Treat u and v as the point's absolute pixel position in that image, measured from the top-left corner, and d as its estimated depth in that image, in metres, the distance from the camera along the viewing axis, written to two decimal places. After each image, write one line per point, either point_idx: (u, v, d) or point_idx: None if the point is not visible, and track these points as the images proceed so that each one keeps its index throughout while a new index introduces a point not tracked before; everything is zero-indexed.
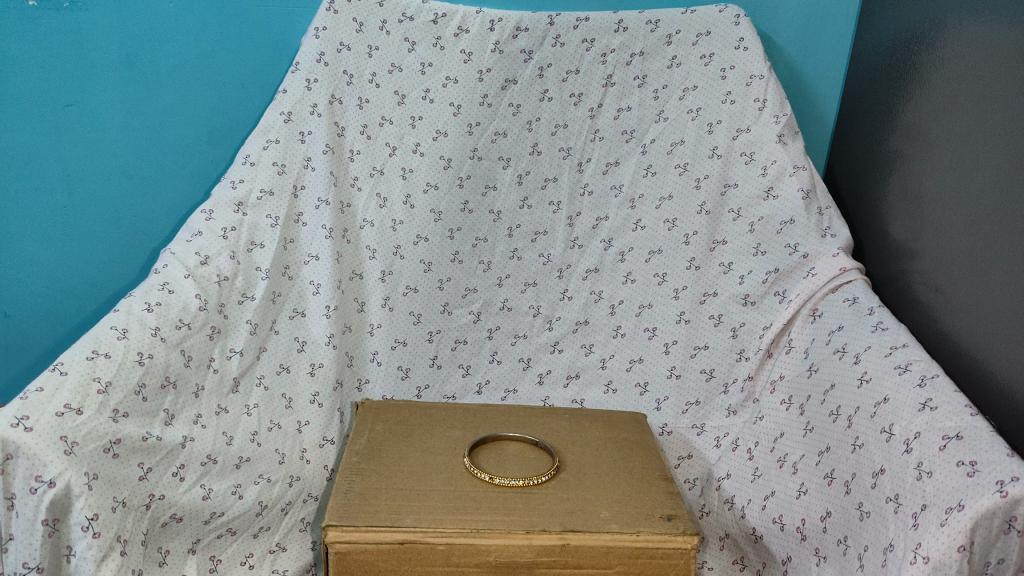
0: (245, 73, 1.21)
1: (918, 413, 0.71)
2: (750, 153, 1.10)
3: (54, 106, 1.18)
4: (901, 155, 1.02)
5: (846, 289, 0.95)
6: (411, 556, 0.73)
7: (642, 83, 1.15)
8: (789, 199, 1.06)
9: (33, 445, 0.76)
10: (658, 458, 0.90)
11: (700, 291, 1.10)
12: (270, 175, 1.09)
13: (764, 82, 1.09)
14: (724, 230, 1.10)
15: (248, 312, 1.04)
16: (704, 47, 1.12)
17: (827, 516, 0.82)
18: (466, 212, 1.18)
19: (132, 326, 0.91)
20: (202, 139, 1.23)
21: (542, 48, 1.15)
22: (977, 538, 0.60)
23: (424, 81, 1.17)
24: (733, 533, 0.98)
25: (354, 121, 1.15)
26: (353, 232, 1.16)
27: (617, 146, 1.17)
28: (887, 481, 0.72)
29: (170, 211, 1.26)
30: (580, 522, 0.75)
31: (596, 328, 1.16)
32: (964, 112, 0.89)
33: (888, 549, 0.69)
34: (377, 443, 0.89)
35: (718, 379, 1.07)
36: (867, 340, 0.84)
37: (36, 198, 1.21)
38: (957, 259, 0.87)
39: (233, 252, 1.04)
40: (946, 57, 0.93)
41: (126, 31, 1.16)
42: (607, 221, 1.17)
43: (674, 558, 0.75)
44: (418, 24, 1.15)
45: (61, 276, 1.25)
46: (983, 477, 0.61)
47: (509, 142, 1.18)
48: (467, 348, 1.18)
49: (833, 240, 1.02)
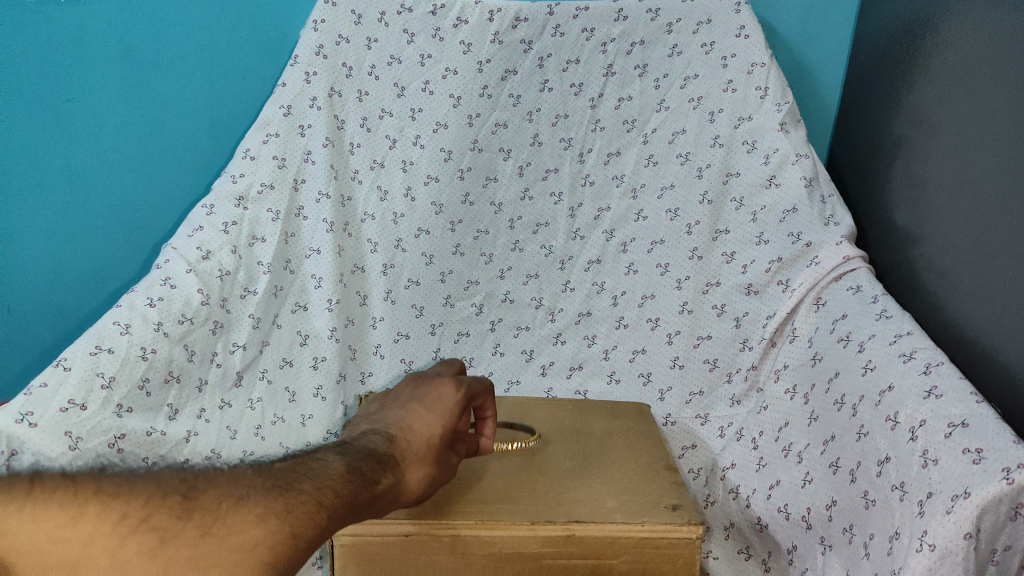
0: (244, 68, 1.21)
1: (923, 401, 0.71)
2: (752, 142, 1.09)
3: (53, 100, 1.17)
4: (904, 141, 1.02)
5: (850, 277, 0.94)
6: (416, 546, 0.74)
7: (642, 73, 1.15)
8: (792, 188, 1.04)
9: (36, 440, 0.83)
10: (662, 449, 0.89)
11: (703, 281, 1.10)
12: (271, 169, 1.09)
13: (766, 70, 1.08)
14: (726, 219, 1.10)
15: (250, 306, 1.05)
16: (704, 35, 1.11)
17: (833, 505, 0.81)
18: (467, 204, 1.18)
19: (134, 321, 0.94)
20: (202, 134, 1.23)
21: (541, 38, 1.15)
22: (984, 526, 0.60)
23: (423, 73, 1.16)
24: (739, 522, 0.97)
25: (354, 114, 1.14)
26: (354, 226, 1.15)
27: (618, 136, 1.16)
28: (892, 469, 0.71)
29: (171, 206, 1.26)
30: (585, 513, 0.75)
31: (598, 319, 1.15)
32: (970, 97, 0.88)
33: (895, 537, 0.68)
34: None
35: (721, 368, 1.06)
36: (871, 329, 0.83)
37: (35, 195, 1.20)
38: (961, 246, 0.86)
39: (235, 246, 1.04)
40: (950, 41, 0.92)
41: (124, 25, 1.15)
42: (609, 212, 1.16)
43: (679, 547, 0.75)
44: (417, 15, 1.14)
45: (62, 272, 1.25)
46: (989, 464, 0.61)
47: (509, 133, 1.18)
48: (469, 340, 1.18)
49: (836, 228, 1.00)
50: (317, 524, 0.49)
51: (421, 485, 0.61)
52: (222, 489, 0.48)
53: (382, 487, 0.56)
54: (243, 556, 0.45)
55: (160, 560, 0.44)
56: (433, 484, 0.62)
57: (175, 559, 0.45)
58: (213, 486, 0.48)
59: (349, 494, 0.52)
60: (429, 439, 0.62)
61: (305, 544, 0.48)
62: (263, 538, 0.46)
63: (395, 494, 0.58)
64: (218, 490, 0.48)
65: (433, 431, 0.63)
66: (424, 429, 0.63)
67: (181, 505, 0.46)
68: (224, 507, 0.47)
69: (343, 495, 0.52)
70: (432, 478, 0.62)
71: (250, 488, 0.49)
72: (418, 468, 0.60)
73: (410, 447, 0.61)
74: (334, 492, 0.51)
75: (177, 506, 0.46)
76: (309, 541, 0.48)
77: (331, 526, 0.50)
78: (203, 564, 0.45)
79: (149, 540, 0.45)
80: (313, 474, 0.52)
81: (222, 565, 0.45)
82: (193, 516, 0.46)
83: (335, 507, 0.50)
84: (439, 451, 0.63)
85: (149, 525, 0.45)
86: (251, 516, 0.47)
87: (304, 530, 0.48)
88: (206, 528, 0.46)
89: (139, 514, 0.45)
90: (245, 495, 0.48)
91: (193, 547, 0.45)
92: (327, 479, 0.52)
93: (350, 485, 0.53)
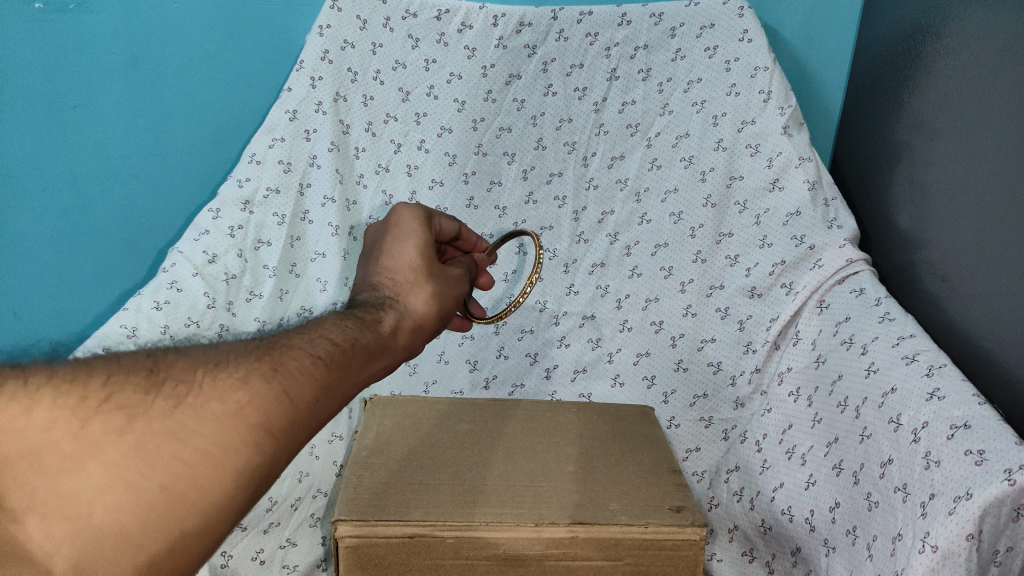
0: (249, 74, 1.22)
1: (925, 403, 0.71)
2: (755, 145, 1.08)
3: (59, 108, 1.18)
4: (907, 144, 1.02)
5: (852, 281, 0.94)
6: (421, 549, 0.74)
7: (646, 77, 1.15)
8: (795, 191, 1.04)
9: None
10: (666, 451, 0.90)
11: (707, 284, 1.09)
12: (276, 173, 1.10)
13: (769, 73, 1.08)
14: (730, 222, 1.09)
15: (255, 310, 1.06)
16: (707, 39, 1.12)
17: (836, 507, 0.81)
18: (472, 208, 1.19)
19: (141, 324, 0.95)
20: (207, 139, 1.25)
21: (545, 43, 1.16)
22: (985, 527, 0.60)
23: (428, 78, 1.17)
24: (743, 525, 0.96)
25: (359, 118, 1.16)
26: (359, 229, 1.16)
27: (622, 140, 1.17)
28: (895, 470, 0.71)
29: (177, 211, 1.28)
30: (588, 515, 0.76)
31: (603, 321, 1.16)
32: (971, 99, 0.88)
33: (898, 538, 0.68)
34: (386, 438, 0.89)
35: (726, 371, 1.05)
36: (874, 331, 0.83)
37: (43, 201, 1.22)
38: (963, 248, 0.87)
39: (241, 250, 1.06)
40: (952, 46, 0.92)
41: (129, 33, 1.17)
42: (613, 215, 1.17)
43: (683, 549, 0.75)
44: (422, 20, 1.16)
45: (70, 278, 1.27)
46: (991, 465, 0.61)
47: (513, 137, 1.19)
48: (474, 343, 1.19)
49: (839, 231, 1.00)
50: (306, 379, 0.51)
51: (430, 303, 0.65)
52: (192, 364, 0.48)
53: (384, 324, 0.60)
54: (227, 420, 0.46)
55: (131, 436, 0.43)
56: (443, 304, 0.67)
57: (148, 434, 0.44)
58: (180, 362, 0.48)
59: (350, 338, 0.56)
60: (411, 260, 0.67)
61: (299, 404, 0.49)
62: (249, 400, 0.47)
63: (410, 323, 0.63)
64: (187, 363, 0.48)
65: (412, 253, 0.67)
66: (402, 255, 0.67)
67: (149, 381, 0.46)
68: (198, 379, 0.47)
69: (343, 343, 0.55)
70: (439, 297, 0.66)
71: (224, 358, 0.49)
72: (418, 292, 0.65)
73: (403, 280, 0.65)
74: (337, 344, 0.55)
75: (144, 382, 0.46)
76: (304, 400, 0.50)
77: (329, 377, 0.52)
78: (183, 434, 0.44)
79: (117, 418, 0.43)
80: (311, 336, 0.55)
81: (203, 432, 0.45)
82: (164, 389, 0.46)
83: (328, 359, 0.53)
84: (430, 269, 0.67)
85: (115, 402, 0.44)
86: (229, 383, 0.47)
87: (297, 390, 0.49)
88: (180, 400, 0.45)
89: (103, 393, 0.44)
90: (220, 365, 0.49)
91: (167, 418, 0.44)
92: (325, 337, 0.55)
93: (350, 333, 0.57)
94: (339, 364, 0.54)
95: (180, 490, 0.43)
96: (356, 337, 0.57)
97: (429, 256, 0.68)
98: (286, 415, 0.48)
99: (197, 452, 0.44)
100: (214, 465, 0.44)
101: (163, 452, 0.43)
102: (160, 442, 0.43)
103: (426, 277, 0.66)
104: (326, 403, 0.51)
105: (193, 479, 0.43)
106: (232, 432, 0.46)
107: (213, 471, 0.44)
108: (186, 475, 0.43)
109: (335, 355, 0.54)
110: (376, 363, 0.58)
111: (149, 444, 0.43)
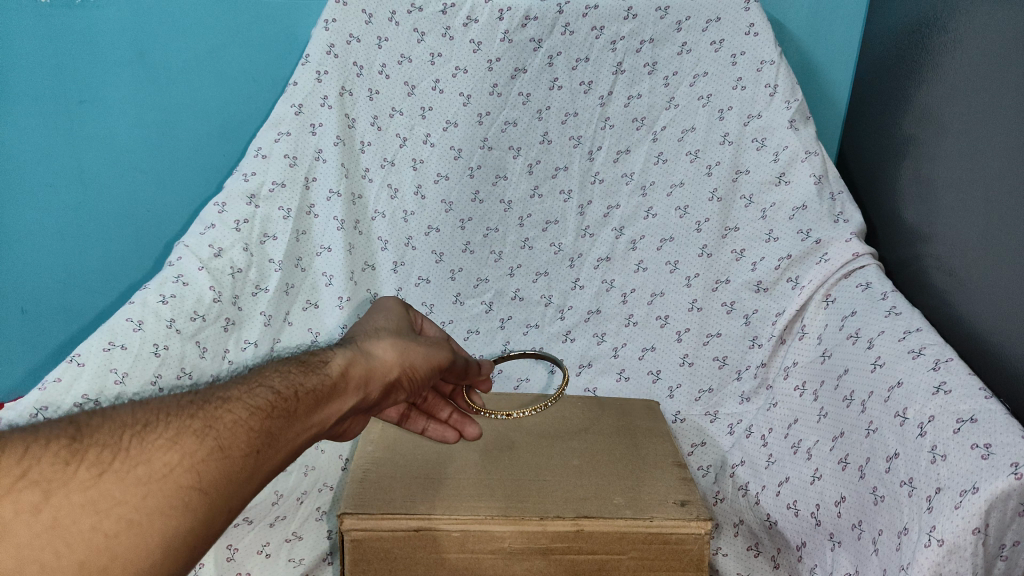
0: (257, 67, 1.22)
1: (932, 397, 0.71)
2: (762, 139, 1.08)
3: (67, 103, 1.18)
4: (914, 139, 1.01)
5: (859, 275, 0.94)
6: (424, 544, 0.74)
7: (651, 70, 1.15)
8: (802, 184, 1.04)
9: None
10: (670, 445, 0.90)
11: (712, 279, 1.09)
12: (282, 167, 1.10)
13: (775, 67, 1.07)
14: (736, 216, 1.09)
15: (261, 304, 1.07)
16: (714, 33, 1.11)
17: (841, 501, 0.81)
18: (477, 202, 1.19)
19: (147, 317, 0.95)
20: (215, 132, 1.25)
21: (551, 36, 1.16)
22: (991, 521, 0.60)
23: (433, 72, 1.17)
24: (748, 519, 0.95)
25: (364, 113, 1.16)
26: (365, 224, 1.17)
27: (628, 133, 1.17)
28: (901, 465, 0.71)
29: (184, 204, 1.29)
30: (594, 509, 0.76)
31: (608, 316, 1.15)
32: (978, 94, 0.87)
33: (903, 532, 0.68)
34: (391, 432, 0.90)
35: (731, 366, 1.06)
36: (880, 325, 0.83)
37: (50, 195, 1.22)
38: (971, 243, 0.86)
39: (246, 244, 1.06)
40: (959, 39, 0.91)
41: (137, 26, 1.17)
42: (618, 210, 1.17)
43: (688, 543, 0.75)
44: (427, 14, 1.16)
45: (77, 272, 1.28)
46: (998, 459, 0.61)
47: (519, 131, 1.19)
48: (479, 337, 1.18)
49: (846, 225, 1.00)
50: (244, 432, 0.50)
51: (392, 356, 0.65)
52: (119, 425, 0.48)
53: (336, 368, 0.60)
54: (153, 486, 0.44)
55: (46, 513, 0.42)
56: (406, 354, 0.66)
57: (66, 509, 0.42)
58: (106, 425, 0.47)
59: (294, 385, 0.56)
60: (387, 326, 0.71)
61: (236, 456, 0.49)
62: (179, 461, 0.46)
63: (365, 367, 0.62)
64: (113, 426, 0.47)
65: (390, 323, 0.72)
66: (382, 320, 0.72)
67: (69, 450, 0.45)
68: (124, 442, 0.46)
69: (286, 390, 0.55)
70: (401, 346, 0.67)
71: (152, 417, 0.49)
72: (382, 344, 0.66)
73: (370, 334, 0.68)
74: (268, 388, 0.55)
75: (65, 451, 0.45)
76: (240, 450, 0.49)
77: (269, 425, 0.52)
78: (102, 506, 0.43)
79: (30, 497, 0.42)
80: (252, 392, 0.53)
81: (126, 500, 0.43)
82: (87, 457, 0.45)
83: (268, 409, 0.53)
84: (398, 332, 0.71)
85: (31, 478, 0.43)
86: (157, 444, 0.47)
87: (233, 444, 0.49)
88: (104, 468, 0.45)
89: (21, 469, 0.43)
90: (148, 425, 0.48)
91: (86, 489, 0.43)
92: (265, 393, 0.54)
93: (285, 378, 0.56)
94: (279, 413, 0.53)
95: (98, 564, 0.42)
96: (302, 382, 0.57)
97: (404, 326, 0.73)
98: (221, 470, 0.47)
99: (119, 523, 0.43)
100: (137, 535, 0.43)
101: (81, 526, 0.42)
102: (76, 516, 0.42)
103: (392, 334, 0.69)
104: (271, 452, 0.51)
105: (113, 551, 0.42)
106: (160, 497, 0.44)
107: (137, 542, 0.43)
108: (105, 549, 0.42)
109: (276, 404, 0.53)
110: (318, 406, 0.57)
111: (66, 517, 0.42)
